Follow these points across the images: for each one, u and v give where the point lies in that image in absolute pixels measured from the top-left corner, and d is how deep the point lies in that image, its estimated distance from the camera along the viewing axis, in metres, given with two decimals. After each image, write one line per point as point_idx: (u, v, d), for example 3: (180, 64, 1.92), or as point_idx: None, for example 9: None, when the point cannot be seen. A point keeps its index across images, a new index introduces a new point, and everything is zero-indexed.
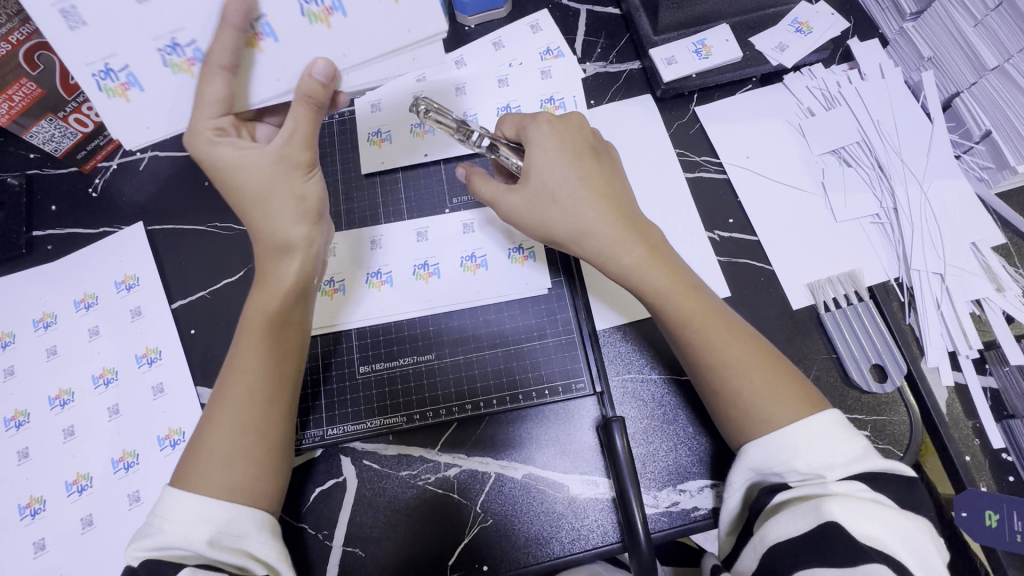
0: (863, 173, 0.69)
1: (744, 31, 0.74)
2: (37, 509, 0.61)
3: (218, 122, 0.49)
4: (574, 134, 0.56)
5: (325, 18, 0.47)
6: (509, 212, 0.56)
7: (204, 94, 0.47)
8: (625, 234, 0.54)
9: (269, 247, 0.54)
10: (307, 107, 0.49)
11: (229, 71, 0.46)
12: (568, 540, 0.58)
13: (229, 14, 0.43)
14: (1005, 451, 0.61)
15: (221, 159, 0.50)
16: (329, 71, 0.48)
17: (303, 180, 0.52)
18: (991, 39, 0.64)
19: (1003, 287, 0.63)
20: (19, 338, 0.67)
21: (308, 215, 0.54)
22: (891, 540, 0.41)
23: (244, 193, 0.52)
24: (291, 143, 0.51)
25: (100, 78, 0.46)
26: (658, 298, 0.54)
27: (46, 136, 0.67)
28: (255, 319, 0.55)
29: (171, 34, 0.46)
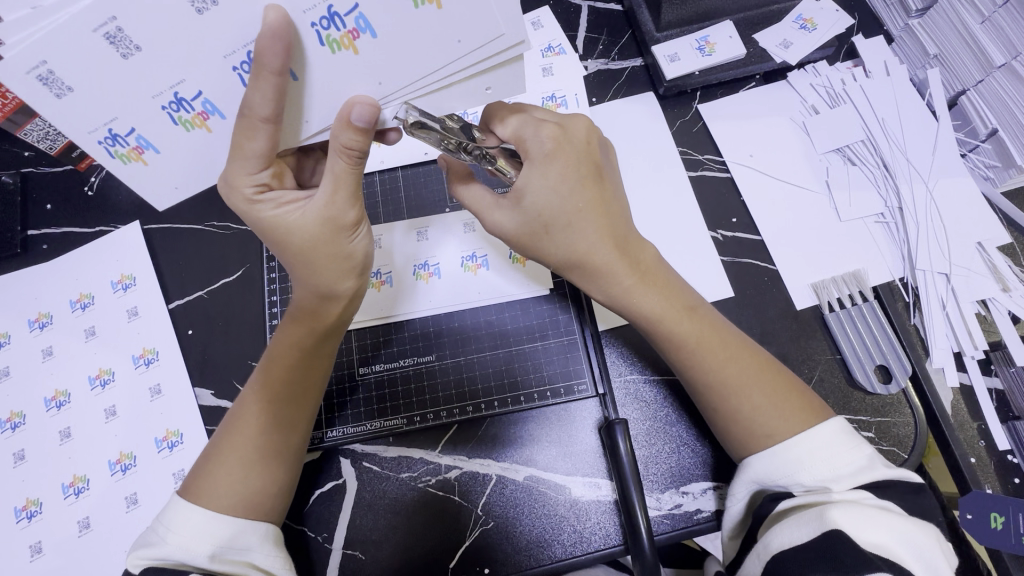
0: (867, 171, 0.68)
1: (747, 28, 0.73)
2: (33, 512, 0.60)
3: (257, 179, 0.46)
4: (577, 155, 0.51)
5: (349, 44, 0.40)
6: (493, 227, 0.55)
7: (244, 150, 0.44)
8: (621, 265, 0.52)
9: (312, 296, 0.52)
10: (346, 160, 0.45)
11: (271, 123, 0.42)
12: (570, 543, 0.57)
13: (265, 57, 0.37)
14: (1011, 452, 0.61)
15: (263, 216, 0.48)
16: (369, 115, 0.42)
17: (349, 240, 0.49)
18: (998, 36, 0.63)
19: (1010, 287, 0.63)
20: (15, 339, 0.66)
21: (354, 269, 0.51)
22: (896, 547, 0.40)
23: (288, 248, 0.50)
24: (334, 204, 0.47)
25: (108, 145, 0.43)
26: (659, 325, 0.53)
27: (40, 134, 0.66)
28: (289, 358, 0.52)
29: (172, 90, 0.40)
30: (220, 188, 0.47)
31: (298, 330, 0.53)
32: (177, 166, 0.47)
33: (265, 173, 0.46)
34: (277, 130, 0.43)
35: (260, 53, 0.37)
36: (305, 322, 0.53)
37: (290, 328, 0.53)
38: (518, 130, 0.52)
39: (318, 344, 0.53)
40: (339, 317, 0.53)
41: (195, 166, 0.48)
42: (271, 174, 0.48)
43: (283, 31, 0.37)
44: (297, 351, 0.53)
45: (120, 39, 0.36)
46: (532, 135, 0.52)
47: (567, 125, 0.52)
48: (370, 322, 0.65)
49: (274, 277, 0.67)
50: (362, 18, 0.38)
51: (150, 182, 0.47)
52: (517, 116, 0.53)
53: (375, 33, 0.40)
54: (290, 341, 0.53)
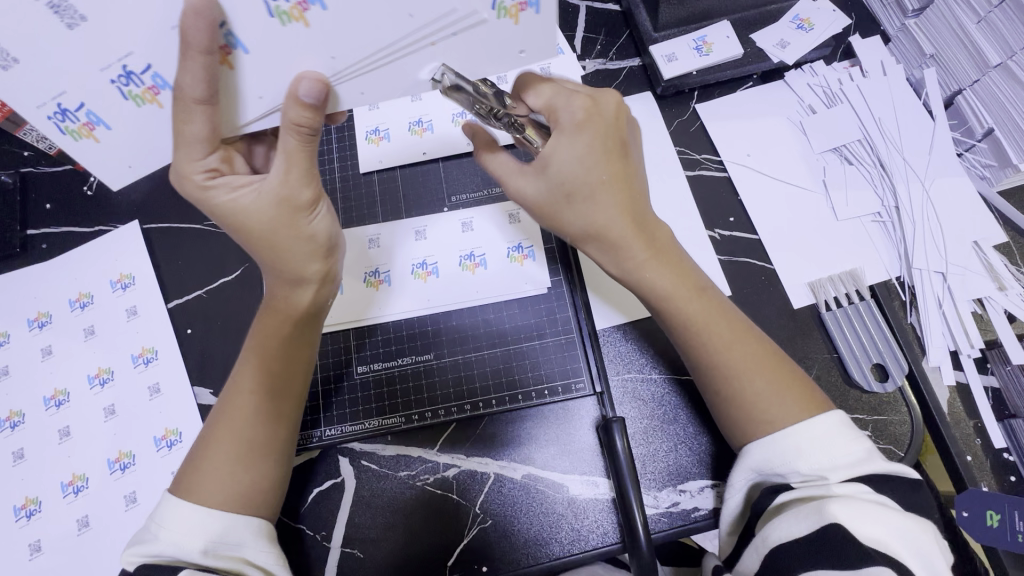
0: (864, 171, 0.69)
1: (745, 28, 0.73)
2: (32, 510, 0.60)
3: (207, 164, 0.46)
4: (607, 128, 0.51)
5: (299, 16, 0.39)
6: (518, 194, 0.55)
7: (185, 134, 0.44)
8: (635, 238, 0.53)
9: (283, 283, 0.52)
10: (297, 138, 0.45)
11: (206, 104, 0.42)
12: (568, 541, 0.58)
13: (189, 35, 0.38)
14: (1006, 450, 0.61)
15: (217, 202, 0.48)
16: (317, 90, 0.43)
17: (308, 220, 0.49)
18: (993, 36, 0.64)
19: (1006, 286, 0.63)
20: (14, 338, 0.66)
21: (318, 251, 0.51)
22: (894, 542, 0.41)
23: (244, 232, 0.49)
24: (289, 182, 0.47)
25: (58, 119, 0.45)
26: (669, 302, 0.53)
27: None
28: (257, 342, 0.53)
29: (121, 63, 0.41)
30: (171, 178, 0.48)
31: (272, 317, 0.54)
32: (131, 142, 0.49)
33: (214, 157, 0.46)
34: (215, 112, 0.43)
35: (184, 31, 0.37)
36: (279, 309, 0.54)
37: (264, 317, 0.54)
38: (550, 100, 0.52)
39: (292, 329, 0.54)
40: (307, 300, 0.53)
41: (149, 145, 0.50)
42: (221, 158, 0.48)
43: (208, 8, 0.37)
44: (268, 336, 0.53)
45: (64, 9, 0.36)
46: (564, 106, 0.51)
47: (599, 100, 0.52)
48: (348, 324, 0.65)
49: None
50: None
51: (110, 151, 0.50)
52: (550, 89, 0.52)
53: (324, 5, 0.38)
54: (265, 328, 0.54)
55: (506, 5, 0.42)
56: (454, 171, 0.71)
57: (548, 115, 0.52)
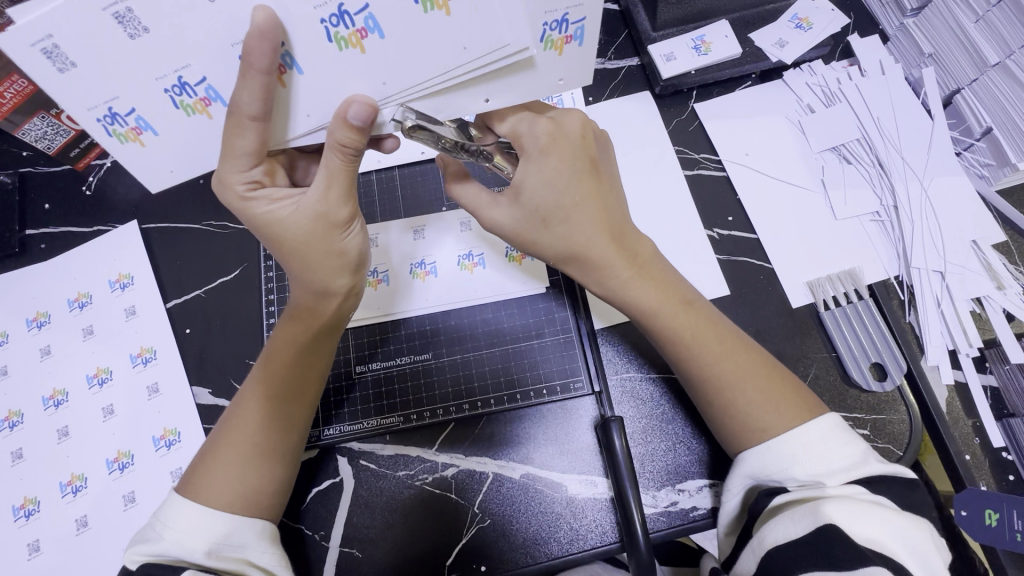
0: (863, 170, 0.69)
1: (744, 27, 0.74)
2: (31, 510, 0.60)
3: (250, 176, 0.47)
4: (573, 150, 0.51)
5: (357, 43, 0.41)
6: (491, 224, 0.55)
7: (235, 146, 0.44)
8: (616, 257, 0.53)
9: (308, 294, 0.52)
10: (341, 157, 0.45)
11: (259, 120, 0.42)
12: (567, 541, 0.58)
13: (252, 56, 0.38)
14: (1005, 450, 0.61)
15: (256, 213, 0.48)
16: (366, 114, 0.43)
17: (341, 237, 0.49)
18: (992, 35, 0.64)
19: (1004, 285, 0.63)
20: (13, 338, 0.66)
21: (347, 268, 0.51)
22: (890, 542, 0.41)
23: (280, 245, 0.50)
24: (327, 201, 0.47)
25: (107, 123, 0.43)
26: (655, 319, 0.53)
27: (39, 134, 0.66)
28: (283, 354, 0.53)
29: (177, 74, 0.41)
30: (213, 186, 0.48)
31: (299, 328, 0.53)
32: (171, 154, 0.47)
33: (257, 170, 0.47)
34: (266, 128, 0.44)
35: (248, 52, 0.38)
36: (301, 316, 0.53)
37: (288, 325, 0.54)
38: (515, 127, 0.52)
39: (313, 340, 0.53)
40: (335, 314, 0.54)
41: (193, 160, 0.49)
42: (263, 171, 0.48)
43: (272, 30, 0.38)
44: (294, 348, 0.53)
45: (129, 19, 0.37)
46: (528, 130, 0.51)
47: (561, 122, 0.52)
48: (371, 321, 0.65)
49: (272, 275, 0.67)
50: (372, 17, 0.40)
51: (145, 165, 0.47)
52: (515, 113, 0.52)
53: (383, 34, 0.41)
54: (288, 338, 0.53)
55: (553, 39, 0.45)
56: None
57: (514, 140, 0.53)
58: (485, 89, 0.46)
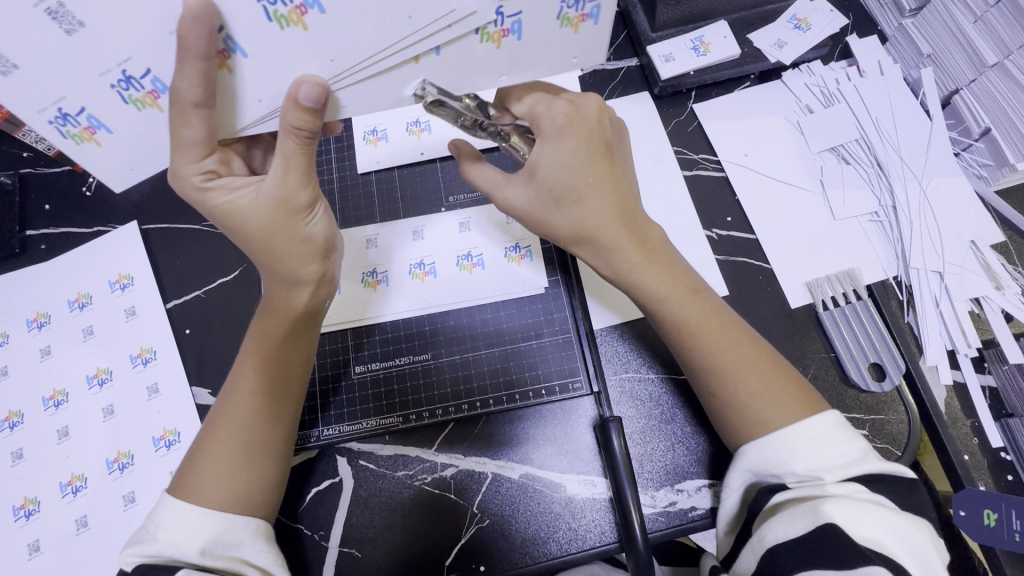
0: (861, 170, 0.69)
1: (743, 28, 0.74)
2: (31, 510, 0.60)
3: (204, 166, 0.47)
4: (589, 132, 0.51)
5: (297, 19, 0.39)
6: (507, 204, 0.55)
7: (181, 137, 0.44)
8: (627, 240, 0.53)
9: (278, 284, 0.53)
10: (295, 141, 0.45)
11: (202, 107, 0.42)
12: (565, 540, 0.58)
13: (188, 40, 0.37)
14: (1004, 450, 0.61)
15: (216, 204, 0.49)
16: (317, 96, 0.42)
17: (303, 222, 0.50)
18: (990, 36, 0.64)
19: (1003, 286, 0.63)
20: (13, 339, 0.66)
21: (313, 253, 0.52)
22: (889, 542, 0.41)
23: (242, 233, 0.50)
24: (285, 185, 0.47)
25: (59, 125, 0.42)
26: (658, 302, 0.53)
27: (38, 135, 0.68)
28: (255, 344, 0.54)
29: (120, 67, 0.40)
30: (171, 179, 0.48)
31: (268, 317, 0.54)
32: (127, 149, 0.47)
33: (210, 160, 0.47)
34: (212, 114, 0.43)
35: (182, 36, 0.37)
36: (274, 308, 0.54)
37: (262, 319, 0.55)
38: (532, 107, 0.52)
39: (281, 328, 0.54)
40: (303, 300, 0.54)
41: (148, 151, 0.48)
42: (218, 160, 0.48)
43: (207, 14, 0.37)
44: (263, 338, 0.54)
45: (62, 15, 0.36)
46: (545, 112, 0.51)
47: (579, 104, 0.51)
48: (348, 325, 0.65)
49: None
50: None
51: (103, 161, 0.47)
52: (532, 98, 0.52)
53: (322, 8, 0.38)
54: (262, 329, 0.54)
55: (569, 16, 0.44)
56: (452, 171, 0.71)
57: (531, 121, 0.52)
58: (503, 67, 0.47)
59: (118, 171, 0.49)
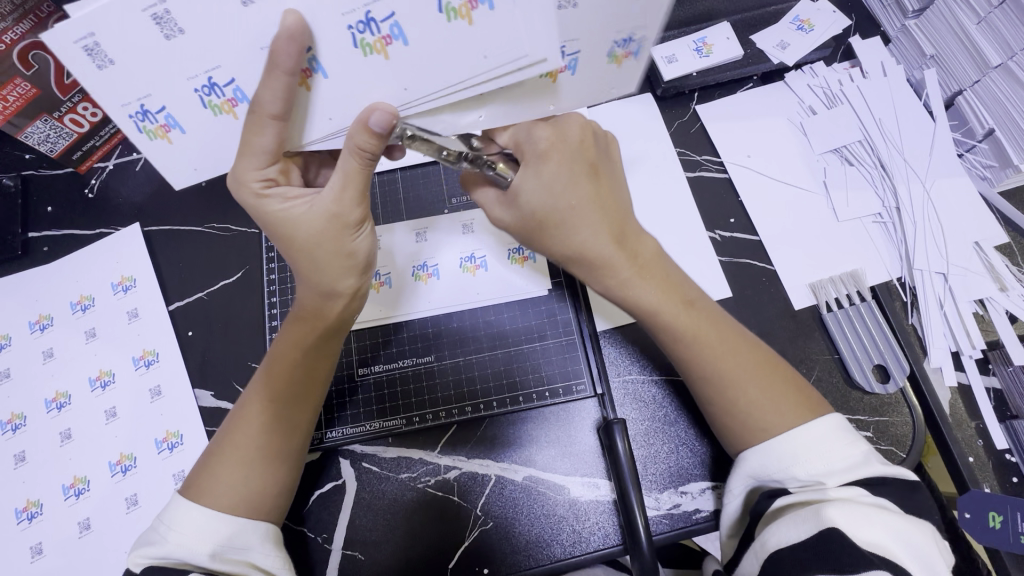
0: (864, 171, 0.68)
1: (745, 29, 0.74)
2: (33, 513, 0.60)
3: (266, 173, 0.47)
4: (572, 154, 0.51)
5: (382, 49, 0.41)
6: (501, 223, 0.56)
7: (251, 144, 0.44)
8: (618, 255, 0.52)
9: (314, 294, 0.51)
10: (357, 161, 0.44)
11: (280, 120, 0.42)
12: (569, 543, 0.58)
13: (280, 56, 0.39)
14: (1009, 451, 0.61)
15: (269, 211, 0.48)
16: (387, 123, 0.42)
17: (352, 238, 0.49)
18: (994, 37, 0.64)
19: (1007, 286, 0.63)
20: (15, 341, 0.66)
21: (355, 269, 0.50)
22: (892, 545, 0.40)
23: (292, 243, 0.49)
24: (341, 201, 0.46)
25: (138, 121, 0.43)
26: (655, 316, 0.52)
27: (41, 137, 0.66)
28: (293, 356, 0.52)
29: (208, 74, 0.41)
30: (229, 183, 0.48)
31: (301, 326, 0.52)
32: (199, 151, 0.47)
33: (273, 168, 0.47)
34: (286, 127, 0.44)
35: (274, 53, 0.39)
36: (306, 316, 0.52)
37: (293, 325, 0.53)
38: (516, 134, 0.52)
39: (320, 343, 0.53)
40: (339, 316, 0.53)
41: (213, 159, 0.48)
42: (279, 169, 0.48)
43: (302, 33, 0.39)
44: (301, 350, 0.52)
45: (165, 20, 0.37)
46: (528, 137, 0.51)
47: (561, 125, 0.52)
48: (357, 326, 0.65)
49: (274, 277, 0.68)
50: (397, 25, 0.40)
51: (167, 166, 0.47)
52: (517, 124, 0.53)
53: (407, 41, 0.41)
54: (294, 338, 0.53)
55: (616, 55, 0.47)
56: (454, 173, 0.71)
57: (515, 148, 0.53)
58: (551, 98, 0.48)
59: (183, 175, 0.48)
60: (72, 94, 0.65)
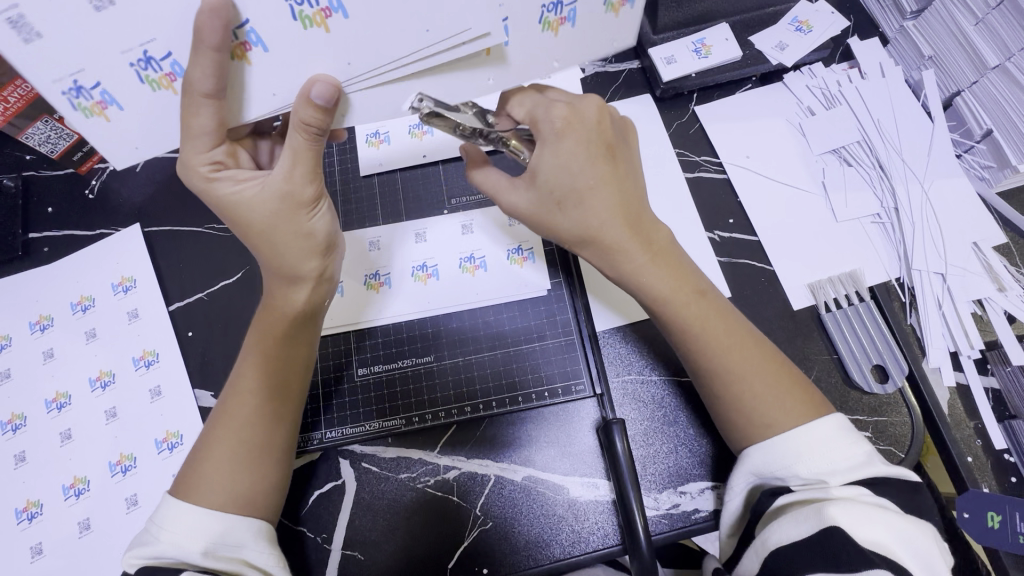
0: (863, 172, 0.69)
1: (744, 31, 0.74)
2: (33, 513, 0.60)
3: (212, 156, 0.48)
4: (589, 133, 0.51)
5: (321, 22, 0.41)
6: (511, 208, 0.55)
7: (192, 127, 0.45)
8: (632, 243, 0.53)
9: (279, 281, 0.53)
10: (304, 136, 0.45)
11: (213, 98, 0.43)
12: (568, 543, 0.58)
13: (204, 32, 0.38)
14: (1006, 451, 0.61)
15: (220, 194, 0.49)
16: (328, 94, 0.43)
17: (307, 218, 0.50)
18: (992, 38, 0.64)
19: (1005, 287, 0.63)
20: (16, 341, 0.66)
21: (314, 249, 0.51)
22: (893, 544, 0.41)
23: (245, 225, 0.50)
24: (292, 179, 0.47)
25: (71, 97, 0.41)
26: (667, 306, 0.53)
27: (41, 137, 0.67)
28: (257, 338, 0.54)
29: (143, 48, 0.41)
30: (178, 169, 0.49)
31: (269, 312, 0.54)
32: (140, 128, 0.46)
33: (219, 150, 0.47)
34: (223, 106, 0.44)
35: (199, 28, 0.38)
36: (270, 300, 0.54)
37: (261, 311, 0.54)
38: (532, 111, 0.53)
39: (284, 326, 0.53)
40: (302, 298, 0.53)
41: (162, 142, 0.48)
42: (226, 152, 0.49)
43: (225, 9, 0.38)
44: (263, 333, 0.54)
45: None
46: (545, 116, 0.51)
47: (579, 106, 0.52)
48: (358, 326, 0.65)
49: None
50: None
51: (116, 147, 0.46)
52: (531, 101, 0.53)
53: (346, 14, 0.41)
54: (261, 322, 0.54)
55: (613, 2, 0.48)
56: (454, 174, 0.71)
57: (531, 124, 0.53)
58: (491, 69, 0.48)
59: (121, 153, 0.47)
60: None
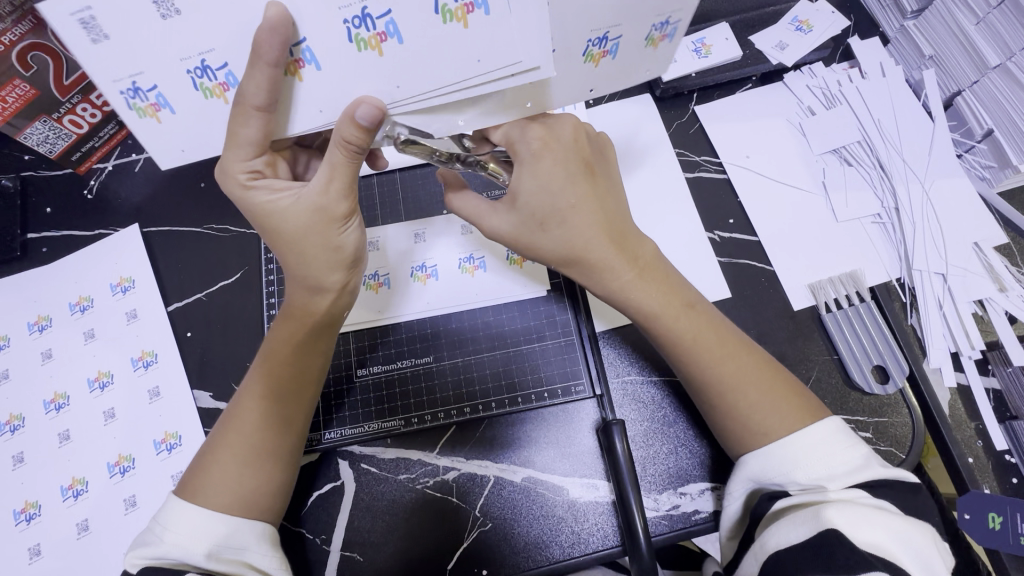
0: (863, 172, 0.68)
1: (744, 30, 0.74)
2: (32, 514, 0.60)
3: (251, 166, 0.47)
4: (566, 152, 0.52)
5: (376, 45, 0.40)
6: (494, 231, 0.55)
7: (238, 136, 0.44)
8: (618, 259, 0.52)
9: (302, 289, 0.52)
10: (343, 152, 0.45)
11: (264, 111, 0.42)
12: (568, 544, 0.57)
13: (263, 47, 0.38)
14: (1008, 452, 0.61)
15: (256, 203, 0.49)
16: (373, 115, 0.42)
17: (339, 232, 0.49)
18: (993, 38, 0.64)
19: (1006, 287, 0.63)
20: (14, 342, 0.66)
21: (343, 263, 0.51)
22: (893, 547, 0.40)
23: (279, 236, 0.49)
24: (327, 193, 0.47)
25: (128, 97, 0.42)
26: (659, 321, 0.53)
27: (41, 137, 0.66)
28: (280, 348, 0.53)
29: (201, 57, 0.41)
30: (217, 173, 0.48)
31: (293, 320, 0.53)
32: (187, 132, 0.46)
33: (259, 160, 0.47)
34: (271, 118, 0.44)
35: (257, 43, 0.38)
36: (297, 313, 0.53)
37: (285, 321, 0.53)
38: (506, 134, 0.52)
39: (310, 337, 0.53)
40: (330, 309, 0.53)
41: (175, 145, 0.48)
42: (265, 161, 0.48)
43: (285, 26, 0.38)
44: (289, 343, 0.53)
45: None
46: (520, 137, 0.52)
47: (554, 126, 0.52)
48: (358, 326, 0.65)
49: (273, 277, 0.68)
50: (393, 23, 0.39)
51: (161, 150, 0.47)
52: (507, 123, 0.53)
53: (402, 40, 0.40)
54: (285, 333, 0.53)
55: (654, 38, 0.47)
56: None
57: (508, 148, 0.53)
58: (530, 95, 0.48)
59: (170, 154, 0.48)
60: (72, 95, 0.64)
